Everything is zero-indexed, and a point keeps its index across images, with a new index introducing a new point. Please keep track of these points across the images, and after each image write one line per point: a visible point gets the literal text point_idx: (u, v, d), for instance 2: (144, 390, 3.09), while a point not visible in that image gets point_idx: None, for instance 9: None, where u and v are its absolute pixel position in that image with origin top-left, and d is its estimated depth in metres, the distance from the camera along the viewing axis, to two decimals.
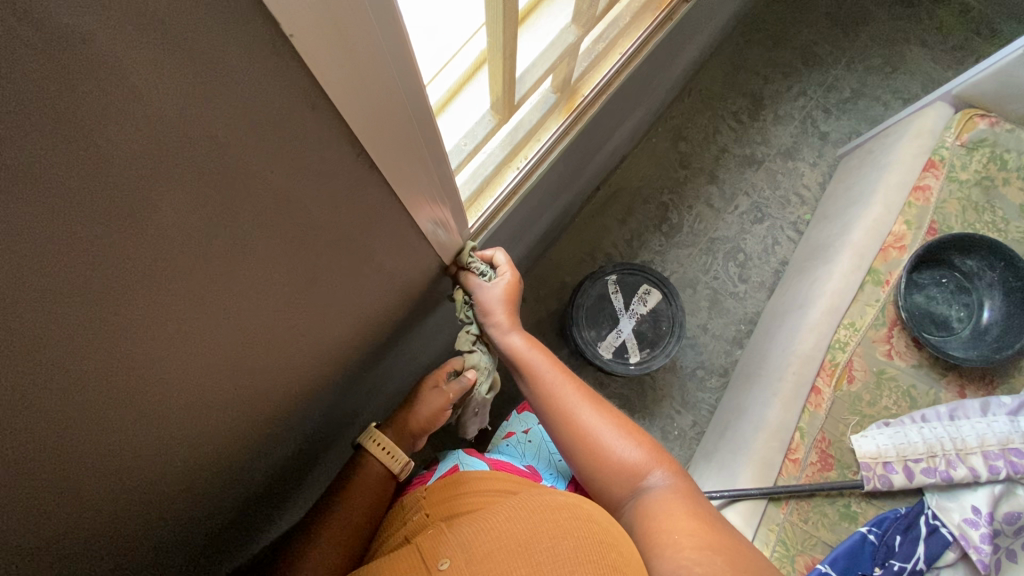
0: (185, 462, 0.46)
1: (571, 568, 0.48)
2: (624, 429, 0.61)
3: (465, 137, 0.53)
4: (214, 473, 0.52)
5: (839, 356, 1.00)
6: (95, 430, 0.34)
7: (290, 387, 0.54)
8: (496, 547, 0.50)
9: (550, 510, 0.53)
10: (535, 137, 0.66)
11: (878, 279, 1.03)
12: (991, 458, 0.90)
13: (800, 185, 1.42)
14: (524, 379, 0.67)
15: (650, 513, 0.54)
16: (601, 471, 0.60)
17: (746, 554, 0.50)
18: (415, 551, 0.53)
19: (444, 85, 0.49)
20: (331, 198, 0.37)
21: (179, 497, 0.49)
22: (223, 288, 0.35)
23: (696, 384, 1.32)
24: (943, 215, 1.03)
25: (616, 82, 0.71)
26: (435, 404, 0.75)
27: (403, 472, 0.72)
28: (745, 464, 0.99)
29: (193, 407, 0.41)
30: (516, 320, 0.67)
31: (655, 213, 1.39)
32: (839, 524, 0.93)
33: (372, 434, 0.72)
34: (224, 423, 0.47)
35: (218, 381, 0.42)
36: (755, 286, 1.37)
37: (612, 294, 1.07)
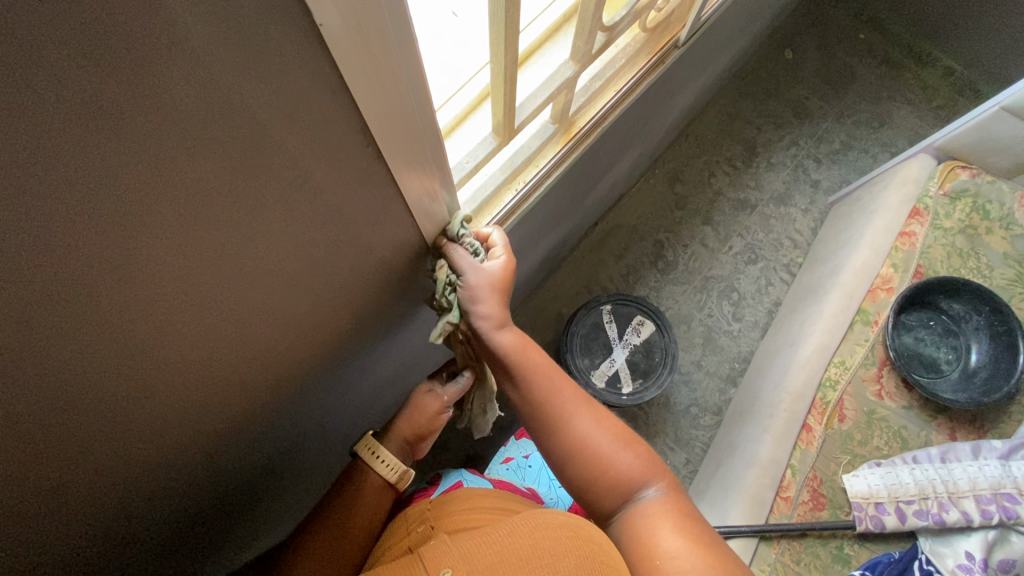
0: (187, 440, 0.49)
1: None
2: (618, 438, 0.60)
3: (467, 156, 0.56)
4: (214, 455, 0.55)
5: (830, 395, 1.01)
6: (108, 400, 0.37)
7: (286, 379, 0.56)
8: (497, 559, 0.50)
9: (549, 527, 0.53)
10: (534, 163, 0.69)
11: (867, 319, 1.05)
12: (983, 503, 0.89)
13: (793, 229, 1.46)
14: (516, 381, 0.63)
15: (648, 531, 0.54)
16: (596, 482, 0.58)
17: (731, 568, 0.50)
18: (417, 560, 0.52)
19: (452, 112, 0.53)
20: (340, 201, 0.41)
21: (181, 476, 0.52)
22: (233, 276, 0.37)
23: (690, 421, 1.32)
24: (929, 260, 1.06)
25: (610, 118, 0.76)
26: (429, 409, 0.76)
27: (401, 481, 0.70)
28: (736, 500, 0.98)
29: (204, 384, 0.44)
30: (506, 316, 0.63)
31: (651, 251, 1.44)
32: (832, 566, 0.92)
33: (368, 444, 0.70)
34: (228, 404, 0.50)
35: (221, 367, 0.45)
36: (749, 325, 1.39)
37: (606, 324, 1.09)
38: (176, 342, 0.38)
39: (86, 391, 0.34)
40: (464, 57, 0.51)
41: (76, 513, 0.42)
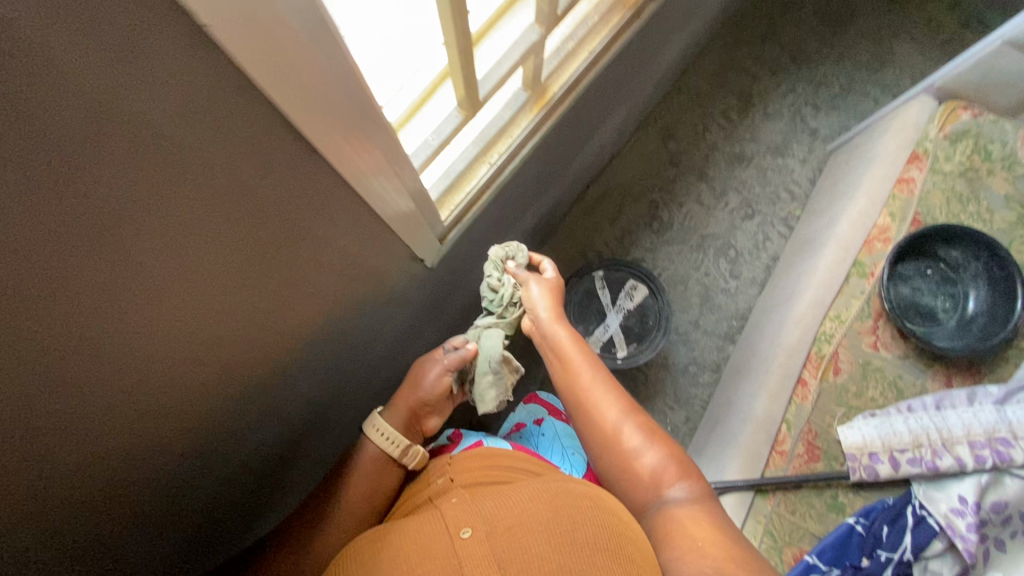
0: (154, 423, 0.52)
1: (587, 558, 0.52)
2: (646, 433, 0.62)
3: (432, 134, 0.54)
4: (193, 440, 0.59)
5: (825, 348, 1.01)
6: (67, 377, 0.40)
7: (252, 372, 0.60)
8: (515, 523, 0.53)
9: (570, 497, 0.57)
10: (508, 133, 0.67)
11: (863, 271, 1.04)
12: (977, 448, 0.90)
13: (791, 181, 1.43)
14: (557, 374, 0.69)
15: (669, 518, 0.56)
16: (625, 469, 0.61)
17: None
18: (439, 518, 0.56)
19: (409, 96, 0.50)
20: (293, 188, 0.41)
21: (161, 455, 0.56)
22: (181, 243, 0.39)
23: (689, 380, 1.33)
24: (927, 207, 1.04)
25: (585, 81, 0.72)
26: (432, 372, 0.70)
27: (406, 456, 0.68)
28: (733, 456, 1.02)
29: (162, 370, 0.48)
30: (563, 318, 0.71)
31: (646, 211, 1.41)
32: (827, 515, 0.95)
33: (372, 422, 0.69)
34: (193, 392, 0.53)
35: (180, 353, 0.48)
36: (746, 282, 1.37)
37: (599, 290, 1.08)
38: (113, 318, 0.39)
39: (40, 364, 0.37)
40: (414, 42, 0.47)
41: (52, 488, 0.46)
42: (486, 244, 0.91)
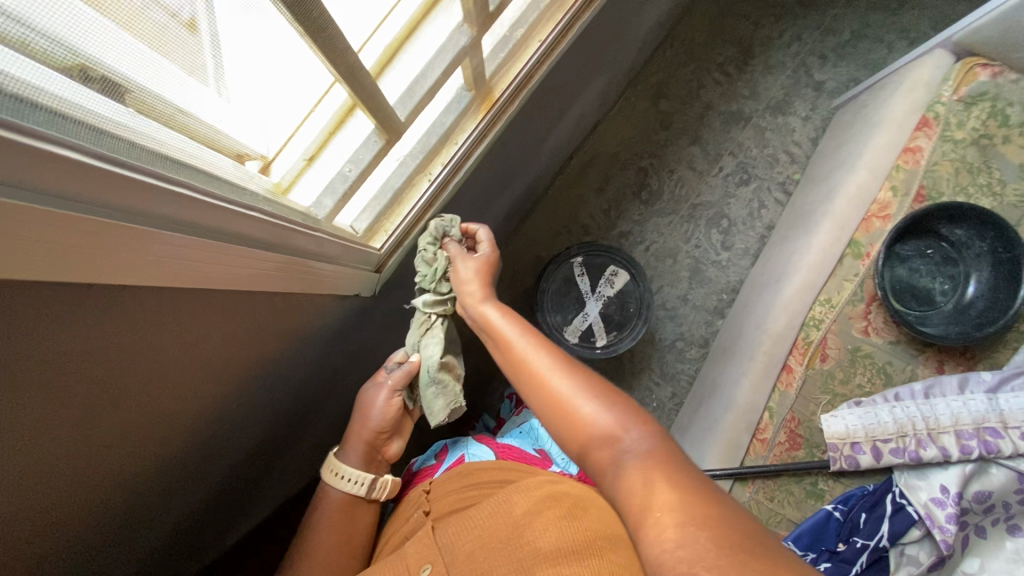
0: (112, 510, 0.47)
1: (558, 559, 0.49)
2: (589, 389, 0.52)
3: (349, 164, 0.53)
4: (158, 512, 0.55)
5: (813, 334, 0.97)
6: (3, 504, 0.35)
7: (235, 417, 0.58)
8: (476, 548, 0.53)
9: (536, 501, 0.54)
10: (453, 140, 0.63)
11: (858, 251, 0.97)
12: (964, 438, 0.88)
13: (791, 142, 1.33)
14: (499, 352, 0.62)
15: (628, 482, 0.45)
16: (574, 435, 0.51)
17: (744, 535, 0.38)
18: (402, 557, 0.56)
19: (312, 131, 0.47)
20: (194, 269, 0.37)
21: (124, 535, 0.52)
22: (89, 370, 0.35)
23: (676, 356, 1.30)
24: (933, 179, 0.95)
25: (541, 75, 0.66)
26: (375, 400, 0.70)
27: (371, 489, 0.68)
28: (712, 444, 1.00)
29: (112, 466, 0.43)
30: (491, 292, 0.65)
31: (634, 180, 1.33)
32: (804, 501, 0.94)
33: (330, 466, 0.68)
34: (151, 471, 0.49)
35: (126, 448, 0.44)
36: (739, 253, 1.31)
37: (578, 277, 1.04)
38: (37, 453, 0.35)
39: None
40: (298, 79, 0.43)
41: None
42: None
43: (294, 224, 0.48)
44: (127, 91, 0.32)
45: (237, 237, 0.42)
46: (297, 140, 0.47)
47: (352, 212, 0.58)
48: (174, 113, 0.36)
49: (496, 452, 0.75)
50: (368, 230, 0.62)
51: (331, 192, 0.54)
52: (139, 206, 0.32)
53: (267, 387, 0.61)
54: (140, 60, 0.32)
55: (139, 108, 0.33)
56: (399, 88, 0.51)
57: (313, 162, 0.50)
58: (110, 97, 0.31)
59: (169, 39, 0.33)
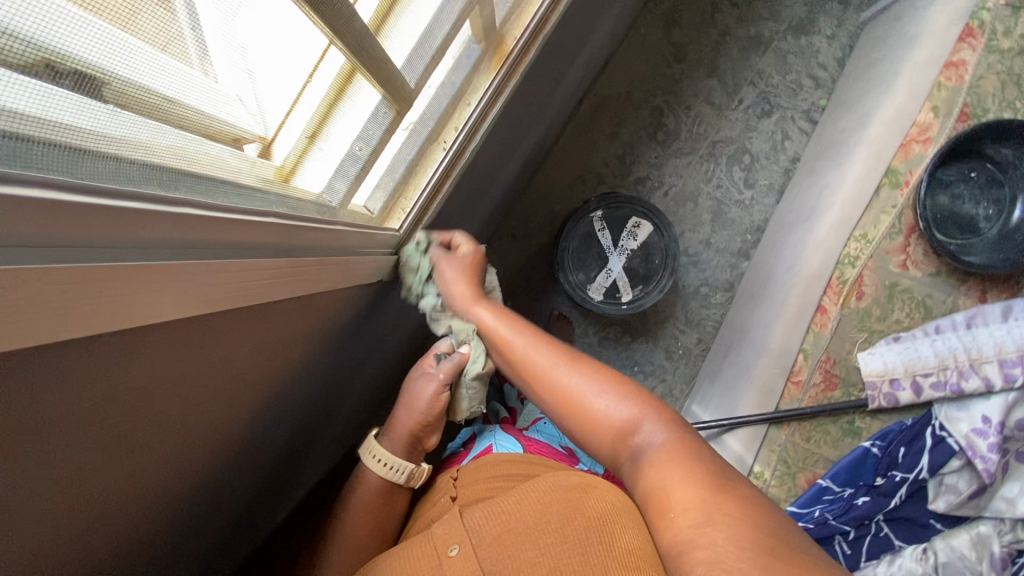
0: (188, 491, 0.51)
1: (583, 552, 0.50)
2: (606, 383, 0.55)
3: (359, 142, 0.50)
4: (224, 488, 0.59)
5: (848, 272, 0.92)
6: (115, 486, 0.38)
7: (276, 421, 0.61)
8: (502, 531, 0.54)
9: (562, 491, 0.55)
10: (465, 102, 0.58)
11: (896, 180, 0.91)
12: (1008, 367, 0.86)
13: (815, 64, 1.23)
14: (496, 353, 0.63)
15: (648, 477, 0.48)
16: (592, 430, 0.54)
17: (768, 530, 0.41)
18: (427, 539, 0.57)
19: (311, 105, 0.43)
20: (214, 283, 0.34)
21: (194, 513, 0.55)
22: (177, 371, 0.37)
23: (700, 302, 1.27)
24: (978, 95, 0.88)
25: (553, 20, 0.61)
26: (424, 392, 0.67)
27: (409, 480, 0.69)
28: (747, 391, 1.03)
29: (197, 448, 0.46)
30: (479, 292, 0.64)
31: (649, 121, 1.25)
32: (842, 440, 0.93)
33: (370, 448, 0.69)
34: (220, 454, 0.52)
35: (209, 432, 0.47)
36: (762, 191, 1.25)
37: (598, 232, 1.00)
38: (135, 444, 0.38)
39: (87, 493, 0.36)
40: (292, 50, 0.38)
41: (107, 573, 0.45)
42: (467, 203, 0.81)
43: (316, 223, 0.45)
44: (106, 83, 0.29)
45: (249, 244, 0.37)
46: (297, 116, 0.43)
47: (364, 192, 0.54)
48: (166, 103, 0.33)
49: (525, 444, 0.75)
50: (384, 210, 0.58)
51: (342, 175, 0.50)
52: (159, 235, 0.29)
53: (305, 388, 0.62)
54: (117, 45, 0.28)
55: (127, 104, 0.30)
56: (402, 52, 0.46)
57: (317, 140, 0.46)
58: (91, 96, 0.28)
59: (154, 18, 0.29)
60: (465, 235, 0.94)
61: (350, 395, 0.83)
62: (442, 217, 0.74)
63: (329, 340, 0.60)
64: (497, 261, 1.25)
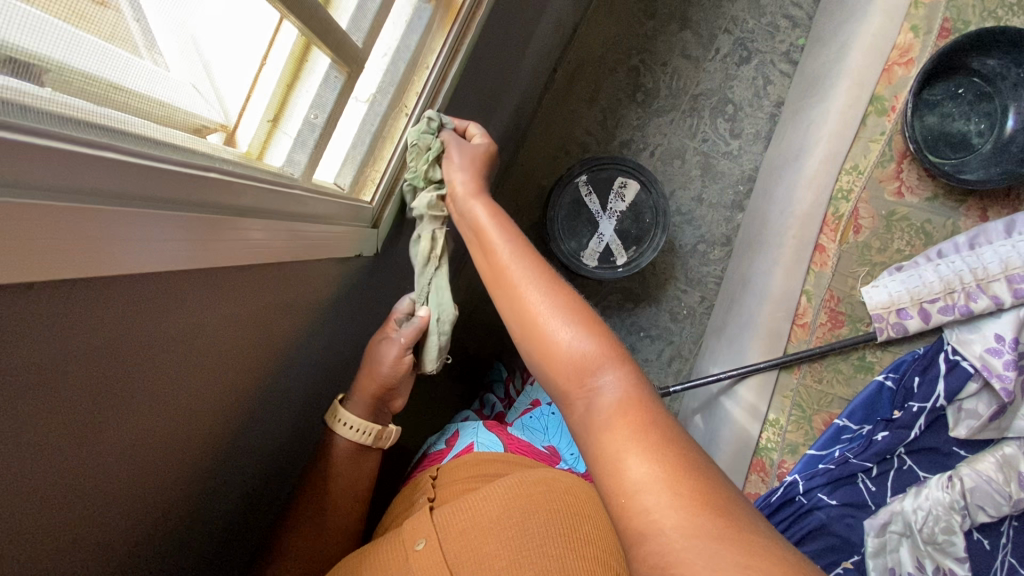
0: (213, 478, 0.50)
1: (541, 542, 0.53)
2: (575, 321, 0.49)
3: (313, 108, 0.48)
4: (251, 477, 0.58)
5: (843, 207, 0.91)
6: (128, 468, 0.38)
7: (259, 420, 0.54)
8: (469, 524, 0.55)
9: (527, 486, 0.58)
10: (422, 65, 0.57)
11: (882, 107, 0.89)
12: (1016, 283, 0.84)
13: (789, 4, 1.20)
14: (481, 255, 0.58)
15: (598, 419, 0.44)
16: (549, 365, 0.49)
17: (718, 503, 0.37)
18: (398, 535, 0.57)
19: (269, 87, 0.43)
20: (196, 247, 0.34)
21: (227, 502, 0.55)
22: (170, 340, 0.36)
23: (699, 259, 1.25)
24: (957, 8, 0.85)
25: None
26: (388, 355, 0.63)
27: (376, 442, 0.66)
28: (752, 340, 1.00)
29: (209, 429, 0.46)
30: (481, 186, 0.59)
31: (626, 82, 1.23)
32: (855, 377, 0.93)
33: (334, 414, 0.64)
34: (238, 437, 0.51)
35: (218, 412, 0.46)
36: (749, 139, 1.23)
37: (586, 198, 0.99)
38: (144, 420, 0.37)
39: (101, 475, 0.35)
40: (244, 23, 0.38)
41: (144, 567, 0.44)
42: None
43: (276, 184, 0.42)
44: (47, 70, 0.28)
45: (233, 218, 0.37)
46: (258, 95, 0.43)
47: (330, 167, 0.52)
48: (114, 90, 0.32)
49: (506, 443, 0.77)
50: (355, 184, 0.57)
51: (302, 144, 0.49)
52: (126, 185, 0.28)
53: (292, 377, 0.57)
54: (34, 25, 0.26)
55: (71, 83, 0.29)
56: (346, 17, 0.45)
57: (280, 124, 0.46)
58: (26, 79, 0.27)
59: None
60: None
61: None
62: None
63: (319, 327, 0.60)
64: None
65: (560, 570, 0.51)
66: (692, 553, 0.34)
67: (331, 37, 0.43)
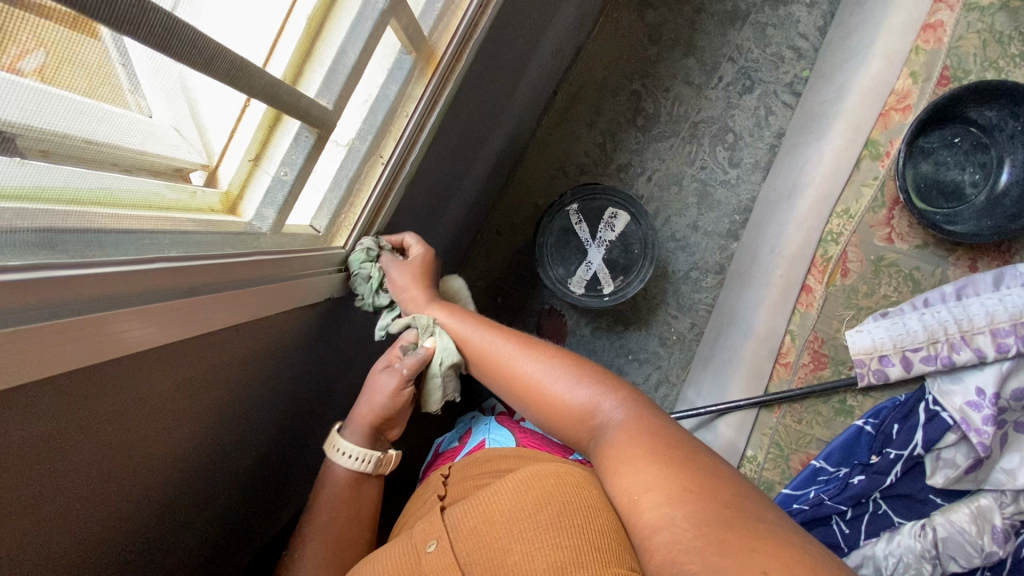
0: (187, 504, 0.53)
1: (555, 536, 0.44)
2: (565, 372, 0.57)
3: (283, 167, 0.48)
4: (228, 499, 0.61)
5: (832, 250, 0.91)
6: (102, 503, 0.41)
7: (231, 463, 0.58)
8: (478, 522, 0.48)
9: (540, 475, 0.49)
10: (402, 113, 0.59)
11: (877, 152, 0.89)
12: (1001, 336, 0.83)
13: (796, 35, 1.20)
14: (457, 354, 0.64)
15: (607, 453, 0.50)
16: (557, 421, 0.56)
17: (723, 510, 0.41)
18: (409, 538, 0.52)
19: (243, 142, 0.45)
20: (143, 316, 0.36)
21: (203, 524, 0.58)
22: (139, 393, 0.39)
23: (691, 286, 1.25)
24: (958, 57, 0.84)
25: (482, 30, 0.62)
26: (388, 386, 0.64)
27: (375, 467, 0.67)
28: (736, 376, 1.00)
29: (183, 462, 0.49)
30: (432, 293, 0.66)
31: (627, 106, 1.23)
32: (835, 419, 0.93)
33: (332, 441, 0.66)
34: (214, 466, 0.55)
35: (194, 448, 0.49)
36: (748, 169, 1.22)
37: (576, 225, 1.00)
38: (116, 461, 0.40)
39: (74, 512, 0.38)
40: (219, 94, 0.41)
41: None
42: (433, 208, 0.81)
43: (237, 253, 0.44)
44: (19, 136, 0.30)
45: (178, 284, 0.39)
46: (236, 141, 0.44)
47: (306, 211, 0.54)
48: (87, 146, 0.34)
49: (518, 437, 0.71)
50: (331, 227, 0.59)
51: (271, 201, 0.49)
52: (47, 298, 0.30)
53: (267, 419, 0.61)
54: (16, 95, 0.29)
55: (49, 150, 0.32)
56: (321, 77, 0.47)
57: (261, 163, 0.47)
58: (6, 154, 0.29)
59: (77, 46, 0.31)
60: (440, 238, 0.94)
61: (338, 408, 0.84)
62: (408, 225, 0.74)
63: (295, 358, 0.61)
64: (484, 260, 1.25)
65: (574, 566, 0.42)
66: (700, 550, 0.38)
67: (299, 112, 0.44)
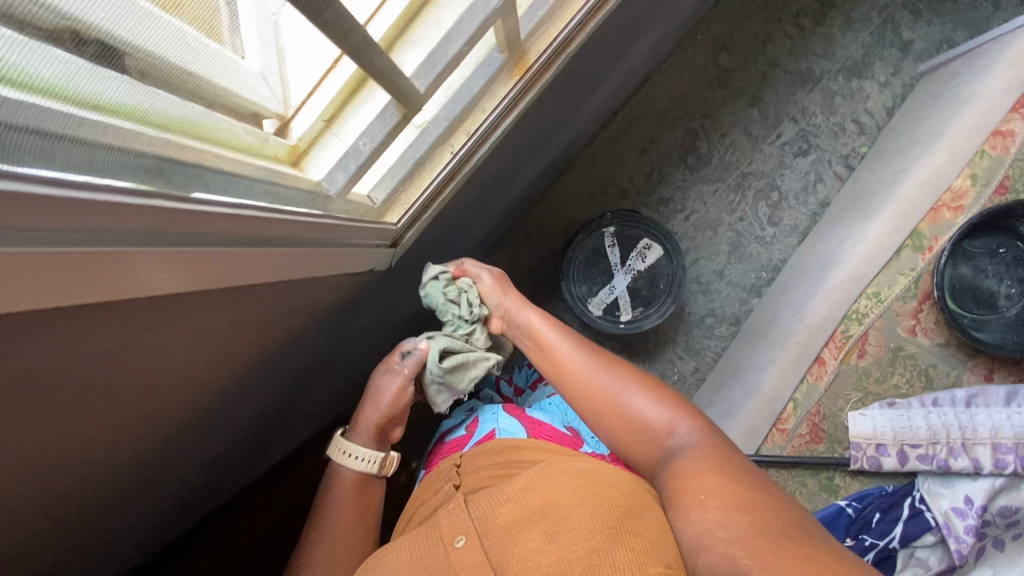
0: (180, 439, 0.53)
1: (590, 535, 0.44)
2: (641, 387, 0.58)
3: (363, 137, 0.50)
4: (214, 442, 0.61)
5: (853, 329, 0.91)
6: (116, 422, 0.41)
7: (238, 403, 0.59)
8: (511, 520, 0.47)
9: (568, 476, 0.50)
10: (481, 107, 0.61)
11: (920, 244, 0.89)
12: (1000, 451, 0.83)
13: (862, 110, 1.20)
14: (536, 351, 0.66)
15: (676, 466, 0.51)
16: (620, 430, 0.58)
17: (778, 522, 0.43)
18: (433, 530, 0.50)
19: (316, 109, 0.45)
20: (212, 265, 0.37)
21: (185, 460, 0.58)
22: (181, 330, 0.40)
23: (703, 331, 1.26)
24: (1021, 169, 0.85)
25: (573, 47, 0.64)
26: (393, 386, 0.70)
27: (383, 465, 0.70)
28: (731, 429, 0.98)
29: (189, 403, 0.49)
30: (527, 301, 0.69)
31: (682, 141, 1.24)
32: (818, 494, 0.94)
33: (338, 444, 0.69)
34: (217, 407, 0.55)
35: (205, 388, 0.49)
36: (786, 230, 1.22)
37: (608, 248, 1.01)
38: (143, 388, 0.41)
39: (91, 428, 0.39)
40: (308, 57, 0.41)
41: (92, 499, 0.47)
42: (478, 200, 0.82)
43: (298, 214, 0.45)
44: (125, 54, 0.29)
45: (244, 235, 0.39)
46: (315, 100, 0.44)
47: (368, 182, 0.56)
48: (182, 74, 0.33)
49: (527, 428, 0.71)
50: (384, 203, 0.61)
51: (344, 165, 0.50)
52: (149, 226, 0.30)
53: (280, 368, 0.62)
54: (143, 21, 0.29)
55: (147, 72, 0.31)
56: (417, 57, 0.48)
57: (333, 126, 0.48)
58: (107, 65, 0.29)
59: None
60: (475, 230, 0.95)
61: (340, 374, 0.84)
62: (451, 212, 0.75)
63: (315, 318, 0.62)
64: (508, 260, 1.26)
65: (612, 565, 0.43)
66: (761, 552, 0.40)
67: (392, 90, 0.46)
